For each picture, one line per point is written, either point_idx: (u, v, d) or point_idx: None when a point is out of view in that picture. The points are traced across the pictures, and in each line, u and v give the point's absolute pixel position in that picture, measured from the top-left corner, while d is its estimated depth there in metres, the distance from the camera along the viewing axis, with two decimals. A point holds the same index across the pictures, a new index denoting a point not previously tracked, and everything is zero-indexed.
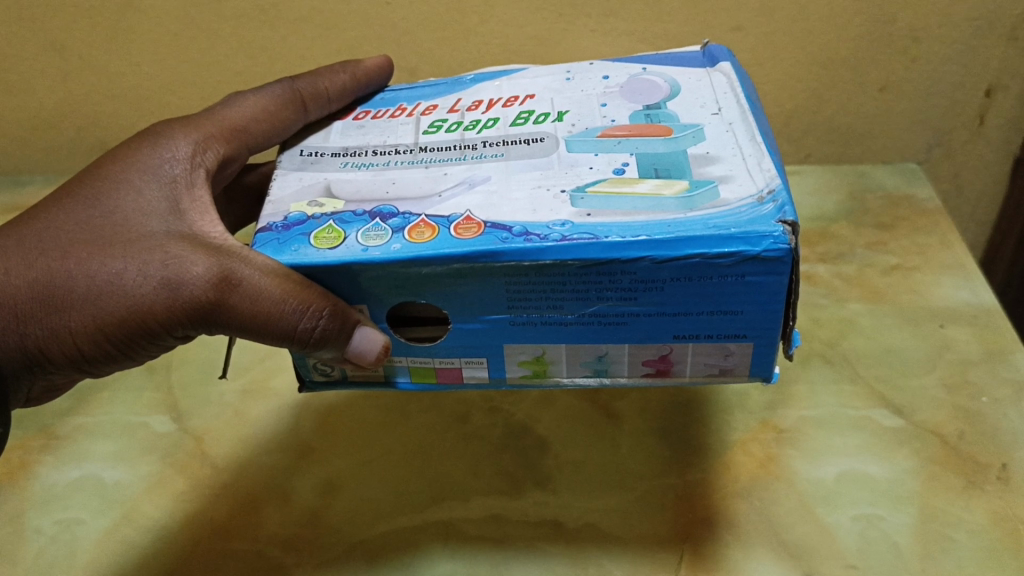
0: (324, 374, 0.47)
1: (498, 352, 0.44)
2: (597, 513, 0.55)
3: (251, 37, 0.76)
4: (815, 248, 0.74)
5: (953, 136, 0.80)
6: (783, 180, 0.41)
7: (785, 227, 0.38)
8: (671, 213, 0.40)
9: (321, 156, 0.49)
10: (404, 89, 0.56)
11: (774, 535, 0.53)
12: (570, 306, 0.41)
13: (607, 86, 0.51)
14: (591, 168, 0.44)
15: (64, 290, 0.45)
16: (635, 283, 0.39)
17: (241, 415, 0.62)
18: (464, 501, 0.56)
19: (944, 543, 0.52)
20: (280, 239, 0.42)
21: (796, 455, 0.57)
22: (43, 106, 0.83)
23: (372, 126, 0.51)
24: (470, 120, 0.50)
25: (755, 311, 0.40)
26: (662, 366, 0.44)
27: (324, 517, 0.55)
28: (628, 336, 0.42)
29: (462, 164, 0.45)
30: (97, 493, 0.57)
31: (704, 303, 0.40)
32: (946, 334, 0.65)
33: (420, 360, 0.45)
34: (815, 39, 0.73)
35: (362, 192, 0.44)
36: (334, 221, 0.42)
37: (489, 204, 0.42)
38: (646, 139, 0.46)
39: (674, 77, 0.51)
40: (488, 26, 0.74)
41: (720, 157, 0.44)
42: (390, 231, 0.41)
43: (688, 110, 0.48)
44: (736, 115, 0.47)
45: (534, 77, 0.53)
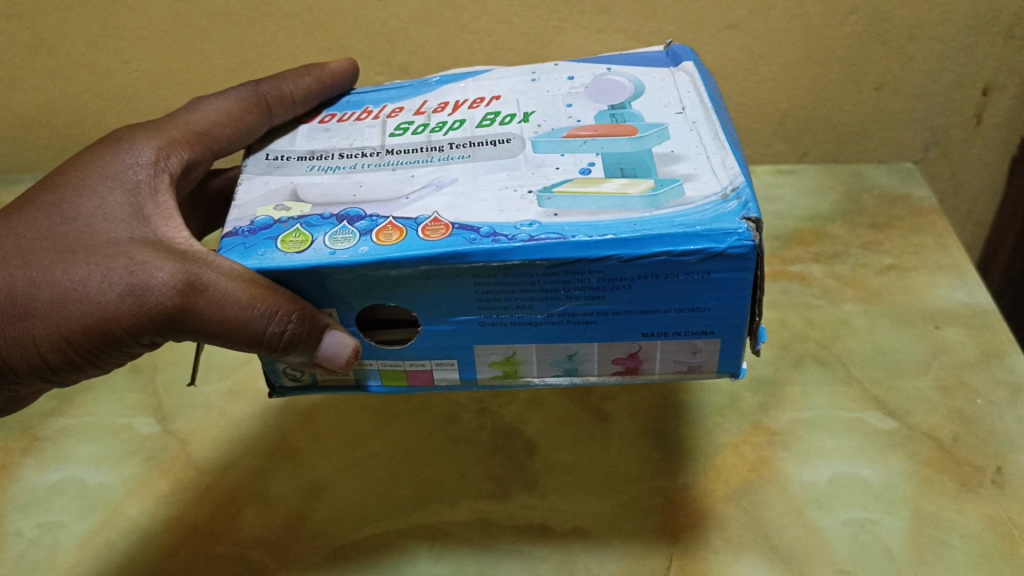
0: (295, 378, 0.47)
1: (468, 354, 0.43)
2: (584, 516, 0.54)
3: (241, 35, 0.76)
4: (809, 248, 0.73)
5: (950, 136, 0.80)
6: (746, 177, 0.41)
7: (749, 224, 0.37)
8: (637, 211, 0.39)
9: (288, 160, 0.48)
10: (369, 92, 0.55)
11: (765, 539, 0.52)
12: (539, 306, 0.40)
13: (572, 86, 0.51)
14: (557, 168, 0.43)
15: (27, 299, 0.45)
16: (603, 282, 0.39)
17: (226, 416, 0.61)
18: (450, 504, 0.55)
19: (938, 548, 0.51)
20: (246, 243, 0.41)
21: (788, 458, 0.56)
22: (30, 104, 0.82)
23: (338, 129, 0.50)
24: (436, 122, 0.49)
25: (723, 308, 0.40)
26: (632, 364, 0.43)
27: (308, 520, 0.54)
28: (598, 334, 0.42)
29: (429, 166, 0.45)
30: (79, 495, 0.57)
31: (672, 300, 0.39)
32: (942, 335, 0.64)
33: (391, 363, 0.44)
34: (810, 37, 0.73)
35: (329, 195, 0.44)
36: (300, 225, 0.41)
37: (456, 206, 0.41)
38: (611, 138, 0.45)
39: (639, 77, 0.51)
40: (480, 24, 0.74)
41: (685, 156, 0.43)
42: (358, 234, 0.40)
43: (652, 109, 0.47)
44: (700, 113, 0.46)
45: (499, 78, 0.53)
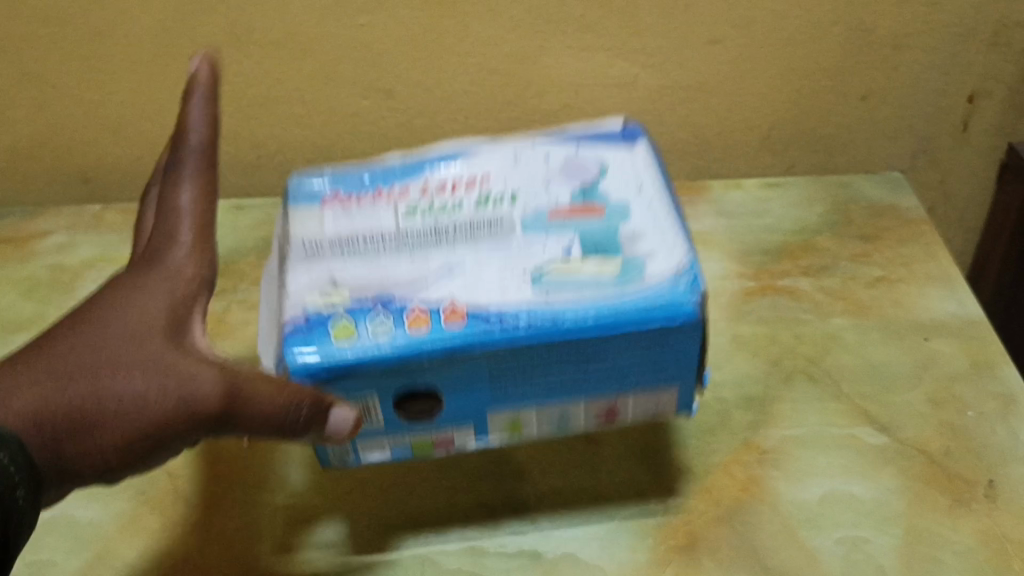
0: (342, 458, 0.53)
1: (483, 418, 0.52)
2: (577, 542, 0.53)
3: (225, 62, 0.76)
4: (799, 261, 0.72)
5: (939, 143, 0.82)
6: (692, 255, 0.51)
7: (693, 300, 0.49)
8: (609, 292, 0.50)
9: (317, 250, 0.55)
10: (373, 169, 0.61)
11: (757, 560, 0.52)
12: (538, 370, 0.50)
13: (550, 165, 0.59)
14: (544, 248, 0.53)
15: (94, 412, 0.41)
16: (585, 349, 0.49)
17: (215, 449, 0.60)
18: (441, 533, 0.55)
19: (931, 565, 0.51)
20: (306, 333, 0.49)
21: (780, 477, 0.56)
22: (13, 137, 0.81)
23: (359, 213, 0.57)
24: (441, 204, 0.57)
25: (678, 362, 0.51)
26: (610, 415, 0.54)
27: (297, 556, 0.54)
28: (583, 390, 0.52)
29: (445, 247, 0.54)
30: (68, 533, 0.56)
31: (638, 357, 0.50)
32: (932, 348, 0.64)
33: (421, 433, 0.52)
34: (792, 50, 0.75)
35: (365, 281, 0.52)
36: (346, 316, 0.50)
37: (468, 287, 0.51)
38: (585, 219, 0.55)
39: (603, 155, 0.60)
40: (465, 46, 0.75)
41: (644, 234, 0.53)
42: (396, 322, 0.49)
43: (618, 187, 0.57)
44: (655, 189, 0.56)
45: (487, 154, 0.61)
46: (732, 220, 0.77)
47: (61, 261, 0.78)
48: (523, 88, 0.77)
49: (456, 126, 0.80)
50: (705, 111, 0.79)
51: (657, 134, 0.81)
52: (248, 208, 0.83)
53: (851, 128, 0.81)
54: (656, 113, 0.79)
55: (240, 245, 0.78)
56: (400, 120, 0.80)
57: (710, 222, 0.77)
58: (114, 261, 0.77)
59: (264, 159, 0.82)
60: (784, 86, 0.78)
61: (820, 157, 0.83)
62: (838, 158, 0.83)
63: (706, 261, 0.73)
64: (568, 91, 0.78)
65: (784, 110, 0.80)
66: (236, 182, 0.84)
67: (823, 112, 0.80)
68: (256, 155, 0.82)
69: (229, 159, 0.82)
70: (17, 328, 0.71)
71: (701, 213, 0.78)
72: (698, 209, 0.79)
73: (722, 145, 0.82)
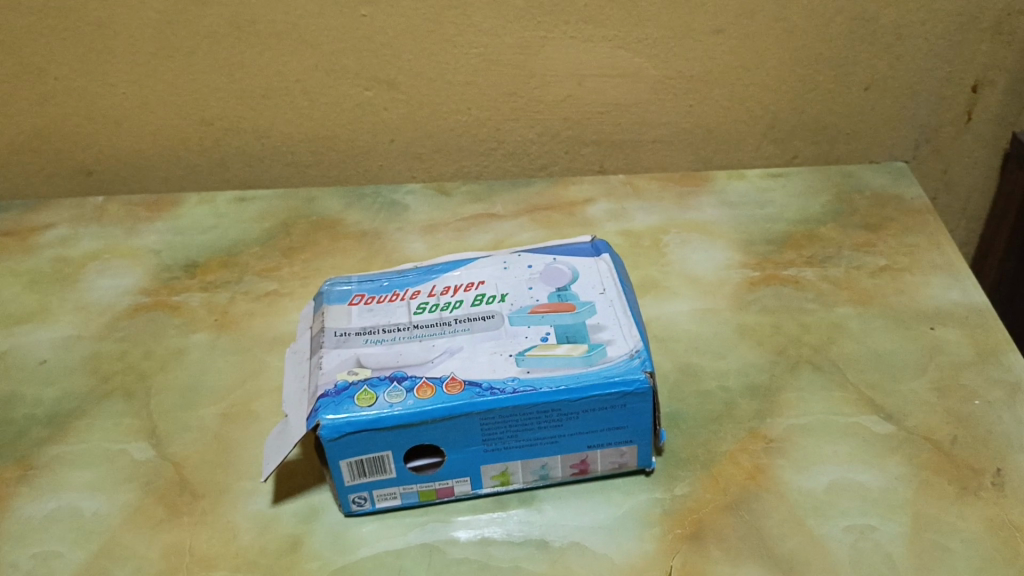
0: (359, 505, 0.54)
1: (476, 471, 0.54)
2: (584, 531, 0.53)
3: (227, 54, 0.76)
4: (802, 251, 0.72)
5: (942, 133, 0.82)
6: (644, 340, 0.54)
7: (648, 374, 0.52)
8: (577, 367, 0.52)
9: (348, 336, 0.56)
10: (367, 280, 0.61)
11: (764, 548, 0.51)
12: (520, 435, 0.52)
13: (528, 271, 0.60)
14: (526, 335, 0.55)
15: None
16: (559, 415, 0.52)
17: (222, 440, 0.60)
18: (447, 522, 0.54)
19: (940, 553, 0.51)
20: (337, 400, 0.51)
21: (786, 465, 0.56)
22: (19, 129, 0.81)
23: (372, 311, 0.58)
24: (437, 305, 0.58)
25: (638, 424, 0.53)
26: (582, 466, 0.55)
27: (304, 546, 0.53)
28: (558, 448, 0.53)
29: (444, 336, 0.56)
30: (74, 524, 0.55)
31: (603, 422, 0.53)
32: (937, 336, 0.64)
33: (424, 484, 0.54)
34: (795, 39, 0.75)
35: (382, 360, 0.54)
36: (367, 385, 0.52)
37: (466, 365, 0.53)
38: (556, 313, 0.57)
39: (572, 262, 0.61)
40: (466, 36, 0.74)
41: (607, 325, 0.55)
42: (405, 390, 0.52)
43: (585, 288, 0.58)
44: (616, 293, 0.58)
45: (472, 264, 0.62)
46: (736, 211, 0.77)
47: (65, 253, 0.77)
48: (526, 79, 0.77)
49: (458, 117, 0.80)
50: (708, 102, 0.79)
51: (660, 125, 0.81)
52: (251, 199, 0.82)
53: (854, 118, 0.81)
54: (659, 103, 0.79)
55: (243, 237, 0.78)
56: (402, 111, 0.79)
57: (714, 212, 0.77)
58: (117, 252, 0.77)
59: (266, 152, 0.82)
60: (787, 76, 0.78)
61: (822, 147, 0.83)
62: (841, 148, 0.83)
63: (710, 251, 0.73)
64: (571, 82, 0.78)
65: (787, 100, 0.80)
66: (239, 174, 0.84)
67: (826, 103, 0.80)
68: (258, 148, 0.82)
69: (231, 151, 0.82)
70: (21, 320, 0.71)
71: (705, 203, 0.78)
72: (702, 200, 0.79)
73: (725, 135, 0.82)
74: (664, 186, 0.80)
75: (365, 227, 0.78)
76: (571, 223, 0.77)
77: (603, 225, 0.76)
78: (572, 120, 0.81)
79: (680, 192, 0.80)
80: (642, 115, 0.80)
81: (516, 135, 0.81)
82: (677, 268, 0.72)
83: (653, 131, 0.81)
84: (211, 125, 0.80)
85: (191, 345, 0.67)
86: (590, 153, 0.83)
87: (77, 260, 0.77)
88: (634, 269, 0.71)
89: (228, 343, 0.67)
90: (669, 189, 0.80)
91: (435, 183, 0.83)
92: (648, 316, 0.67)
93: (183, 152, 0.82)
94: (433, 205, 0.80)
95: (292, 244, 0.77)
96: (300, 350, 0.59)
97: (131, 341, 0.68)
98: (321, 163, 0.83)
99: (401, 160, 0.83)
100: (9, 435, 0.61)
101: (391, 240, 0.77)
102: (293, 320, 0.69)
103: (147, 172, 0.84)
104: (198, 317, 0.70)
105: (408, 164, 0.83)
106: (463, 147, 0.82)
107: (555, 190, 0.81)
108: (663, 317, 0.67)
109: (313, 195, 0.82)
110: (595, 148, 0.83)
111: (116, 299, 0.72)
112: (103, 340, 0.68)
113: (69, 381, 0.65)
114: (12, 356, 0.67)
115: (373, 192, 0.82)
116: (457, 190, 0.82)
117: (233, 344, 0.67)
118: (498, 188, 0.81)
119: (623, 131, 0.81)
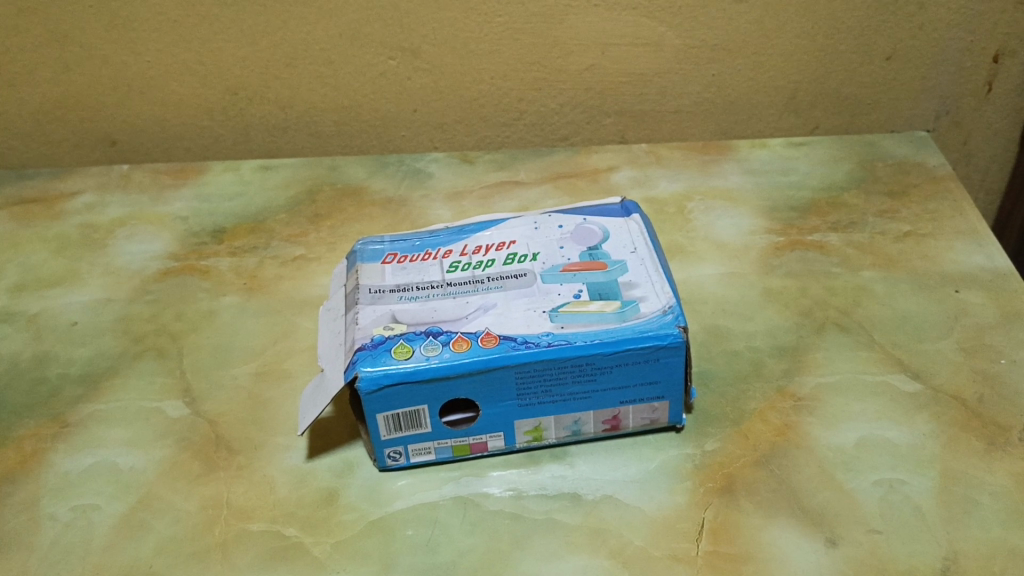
0: (394, 459, 0.55)
1: (510, 426, 0.54)
2: (616, 484, 0.54)
3: (253, 23, 0.76)
4: (826, 217, 0.73)
5: (963, 104, 0.83)
6: (676, 296, 0.55)
7: (682, 330, 0.52)
8: (611, 323, 0.53)
9: (382, 293, 0.57)
10: (399, 240, 0.62)
11: (795, 501, 0.52)
12: (555, 390, 0.53)
13: (560, 231, 0.61)
14: (560, 293, 0.56)
15: None
16: (594, 369, 0.52)
17: (255, 398, 0.61)
18: (481, 476, 0.55)
19: (969, 505, 0.51)
20: (374, 353, 0.52)
21: (815, 422, 0.57)
22: (45, 98, 0.81)
23: (406, 269, 0.59)
24: (470, 263, 0.59)
25: (670, 379, 0.54)
26: (614, 423, 0.55)
27: (340, 498, 0.54)
28: (591, 404, 0.54)
29: (478, 293, 0.56)
30: (112, 478, 0.56)
31: (636, 378, 0.53)
32: (962, 299, 0.64)
33: (458, 439, 0.54)
34: (818, 9, 0.76)
35: (418, 316, 0.55)
36: (403, 340, 0.53)
37: (501, 321, 0.54)
38: (589, 272, 0.57)
39: (603, 223, 0.61)
40: (491, 4, 0.75)
41: (639, 283, 0.56)
42: (441, 344, 0.52)
43: (616, 247, 0.59)
44: (647, 251, 0.58)
45: (504, 225, 0.62)
46: (759, 178, 0.78)
47: (92, 220, 0.78)
48: (548, 49, 0.78)
49: (482, 87, 0.80)
50: (731, 72, 0.80)
51: (682, 95, 0.81)
52: (275, 168, 0.83)
53: (875, 88, 0.81)
54: (681, 73, 0.80)
55: (269, 204, 0.78)
56: (426, 80, 0.80)
57: (737, 180, 0.78)
58: (144, 219, 0.78)
59: (290, 121, 0.83)
60: (809, 46, 0.78)
61: (842, 118, 0.84)
62: (861, 118, 0.84)
63: (734, 217, 0.73)
64: (594, 51, 0.78)
65: (809, 70, 0.80)
66: (262, 144, 0.85)
67: (847, 73, 0.80)
68: (282, 117, 0.82)
69: (255, 120, 0.83)
70: (51, 283, 0.71)
71: (728, 171, 0.79)
72: (725, 168, 0.79)
73: (747, 105, 0.82)
74: (686, 155, 0.81)
75: (390, 195, 0.79)
76: (595, 190, 0.77)
77: (627, 192, 0.77)
78: (594, 89, 0.81)
79: (702, 161, 0.80)
80: (664, 85, 0.81)
81: (538, 105, 0.82)
82: (702, 233, 0.72)
83: (675, 101, 0.82)
84: (235, 94, 0.81)
85: (221, 307, 0.68)
86: (612, 123, 0.83)
87: (104, 226, 0.77)
88: (659, 234, 0.72)
89: (258, 305, 0.68)
90: (692, 157, 0.81)
91: (457, 153, 0.84)
92: (675, 278, 0.67)
93: (206, 121, 0.83)
94: (457, 173, 0.81)
95: (318, 211, 0.77)
96: (333, 308, 0.59)
97: (161, 303, 0.69)
98: (345, 133, 0.84)
99: (424, 129, 0.83)
100: (43, 393, 0.62)
101: (416, 207, 0.77)
102: (322, 283, 0.70)
103: (170, 141, 0.84)
104: (227, 281, 0.70)
105: (431, 133, 0.84)
106: (486, 117, 0.82)
107: (578, 158, 0.81)
108: (689, 281, 0.68)
109: (337, 163, 0.83)
110: (617, 118, 0.83)
111: (145, 264, 0.73)
112: (134, 303, 0.69)
113: (101, 342, 0.66)
114: (43, 318, 0.68)
115: (397, 161, 0.83)
116: (481, 159, 0.82)
117: (263, 306, 0.68)
118: (521, 157, 0.82)
119: (645, 101, 0.82)
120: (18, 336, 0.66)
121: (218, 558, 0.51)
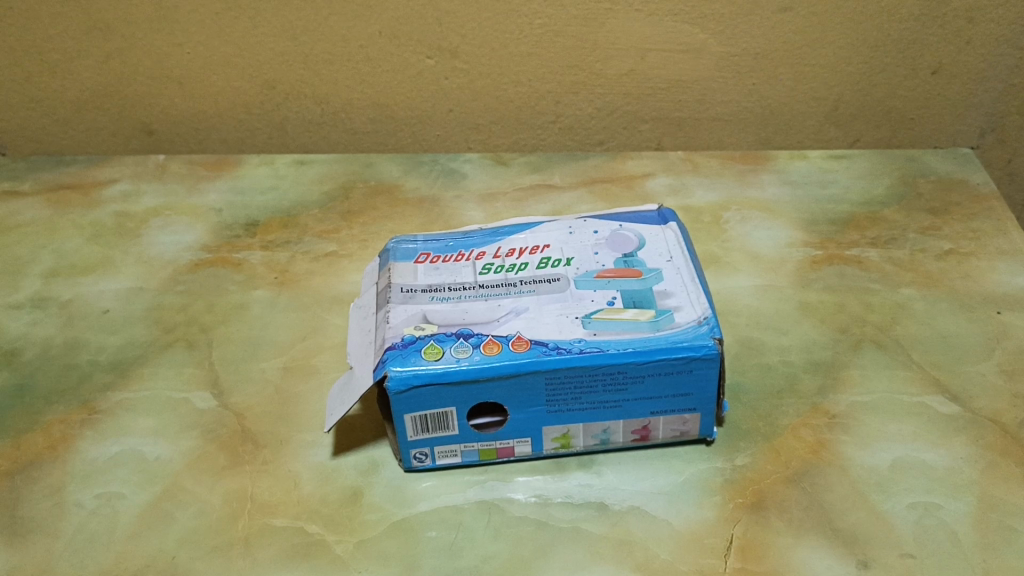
0: (420, 461, 0.54)
1: (537, 432, 0.53)
2: (644, 496, 0.53)
3: (293, 18, 0.76)
4: (865, 232, 0.72)
5: (1009, 121, 0.81)
6: (711, 307, 0.54)
7: (716, 341, 0.51)
8: (644, 332, 0.52)
9: (413, 292, 0.57)
10: (434, 239, 0.62)
11: (828, 521, 0.51)
12: (585, 397, 0.52)
13: (596, 237, 0.60)
14: (593, 299, 0.55)
15: None
16: (625, 378, 0.51)
17: (283, 393, 0.60)
18: (506, 482, 0.54)
19: (1007, 533, 0.50)
20: (403, 353, 0.52)
21: (849, 441, 0.55)
22: (85, 87, 0.82)
23: (439, 270, 0.59)
24: (504, 265, 0.58)
25: (702, 391, 0.53)
26: (643, 433, 0.54)
27: (364, 496, 0.54)
28: (621, 413, 0.53)
29: (511, 296, 0.56)
30: (139, 467, 0.56)
31: (668, 388, 0.52)
32: (1004, 320, 0.63)
33: (485, 443, 0.54)
34: (863, 20, 0.75)
35: (449, 317, 0.54)
36: (433, 340, 0.52)
37: (532, 325, 0.53)
38: (623, 279, 0.56)
39: (639, 231, 0.60)
40: (532, 6, 0.74)
41: (674, 293, 0.55)
42: (472, 347, 0.52)
43: (652, 256, 0.58)
44: (683, 260, 0.58)
45: (540, 229, 0.62)
46: (797, 190, 0.77)
47: (127, 209, 0.78)
48: (588, 53, 0.77)
49: (519, 89, 0.80)
50: (772, 81, 0.79)
51: (721, 103, 0.80)
52: (310, 163, 0.83)
53: (919, 102, 0.80)
54: (720, 81, 0.79)
55: (302, 200, 0.78)
56: (463, 80, 0.79)
57: (774, 191, 0.77)
58: (178, 210, 0.78)
59: (326, 117, 0.83)
60: (853, 57, 0.77)
61: (884, 132, 0.82)
62: (903, 133, 0.82)
63: (771, 229, 0.72)
64: (634, 56, 0.77)
65: (851, 83, 0.79)
66: (298, 139, 0.84)
67: (891, 86, 0.79)
68: (318, 113, 0.82)
69: (291, 115, 0.83)
70: (85, 271, 0.72)
71: (766, 182, 0.78)
72: (763, 179, 0.78)
73: (788, 116, 0.81)
74: (723, 164, 0.80)
75: (423, 193, 0.78)
76: (630, 196, 0.76)
77: (662, 199, 0.76)
78: (632, 95, 0.80)
79: (740, 171, 0.79)
80: (703, 92, 0.80)
81: (574, 108, 0.81)
82: (738, 244, 0.71)
83: (713, 109, 0.81)
84: (272, 88, 0.81)
85: (253, 301, 0.68)
86: (648, 130, 0.83)
87: (139, 216, 0.78)
88: (695, 243, 0.71)
89: (288, 300, 0.68)
90: (730, 167, 0.80)
91: (491, 154, 0.83)
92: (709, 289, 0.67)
93: (243, 115, 0.83)
94: (491, 174, 0.80)
95: (350, 208, 0.77)
96: (365, 305, 0.59)
97: (192, 294, 0.69)
98: (380, 131, 0.83)
99: (459, 130, 0.83)
100: (73, 379, 0.62)
101: (448, 207, 0.77)
102: (353, 280, 0.70)
103: (207, 133, 0.84)
104: (259, 275, 0.70)
105: (466, 134, 0.83)
106: (522, 119, 0.82)
107: (613, 164, 0.81)
108: (724, 292, 0.67)
109: (372, 161, 0.83)
110: (654, 124, 0.82)
111: (177, 254, 0.73)
112: (165, 293, 0.69)
113: (132, 331, 0.66)
114: (75, 305, 0.68)
115: (430, 161, 0.83)
116: (515, 162, 0.82)
117: (294, 302, 0.68)
118: (555, 160, 0.81)
119: (683, 108, 0.81)
120: (50, 322, 0.67)
121: (241, 551, 0.51)
